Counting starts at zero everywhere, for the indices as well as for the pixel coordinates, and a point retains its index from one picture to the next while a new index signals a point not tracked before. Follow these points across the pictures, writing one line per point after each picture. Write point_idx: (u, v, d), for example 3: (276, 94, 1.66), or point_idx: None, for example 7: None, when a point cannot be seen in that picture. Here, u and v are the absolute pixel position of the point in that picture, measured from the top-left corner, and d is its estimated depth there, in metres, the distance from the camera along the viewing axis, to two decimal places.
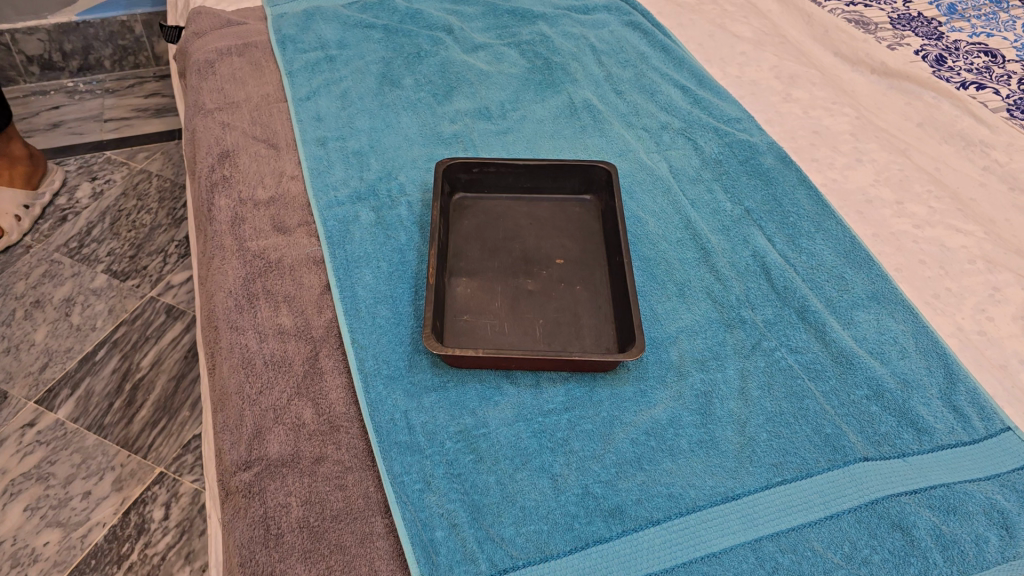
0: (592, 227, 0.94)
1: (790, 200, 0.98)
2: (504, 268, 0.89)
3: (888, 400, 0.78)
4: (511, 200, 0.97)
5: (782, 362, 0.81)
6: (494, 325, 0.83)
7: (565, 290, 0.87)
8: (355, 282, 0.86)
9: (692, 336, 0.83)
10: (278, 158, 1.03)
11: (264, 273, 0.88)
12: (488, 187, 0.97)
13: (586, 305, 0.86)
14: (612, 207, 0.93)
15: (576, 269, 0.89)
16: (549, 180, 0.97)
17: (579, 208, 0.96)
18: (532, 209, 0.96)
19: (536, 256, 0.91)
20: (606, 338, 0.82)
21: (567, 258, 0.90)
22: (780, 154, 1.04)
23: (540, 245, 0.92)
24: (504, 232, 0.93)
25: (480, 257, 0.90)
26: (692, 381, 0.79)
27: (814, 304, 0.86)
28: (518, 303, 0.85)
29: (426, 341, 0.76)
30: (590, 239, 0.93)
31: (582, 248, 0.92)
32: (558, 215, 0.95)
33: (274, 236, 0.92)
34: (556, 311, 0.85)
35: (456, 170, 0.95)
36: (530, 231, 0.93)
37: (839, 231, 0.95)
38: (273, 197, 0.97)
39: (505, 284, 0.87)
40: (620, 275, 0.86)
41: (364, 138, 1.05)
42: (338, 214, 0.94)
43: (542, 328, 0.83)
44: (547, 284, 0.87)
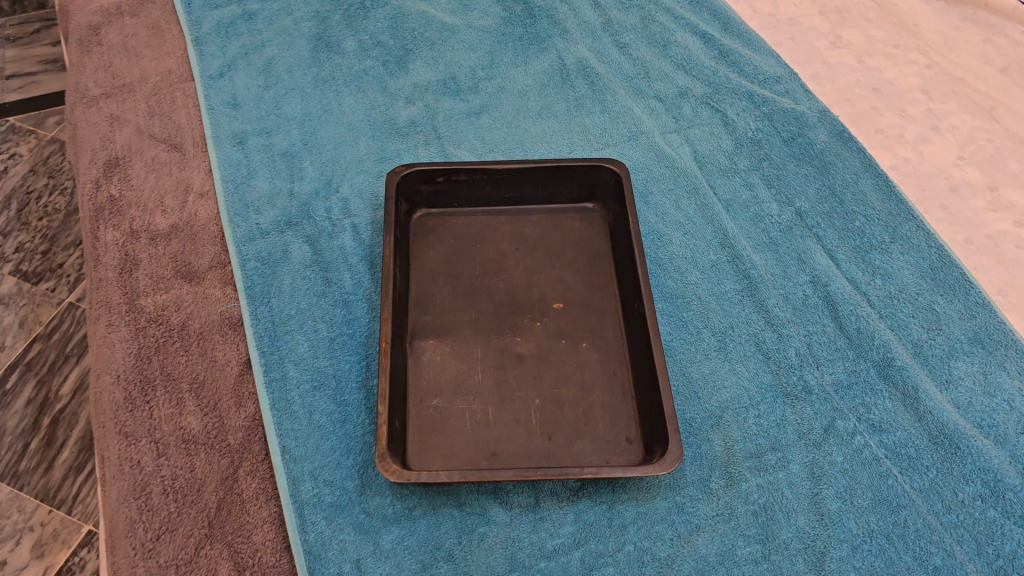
0: (597, 252, 0.71)
1: (854, 195, 0.75)
2: (484, 321, 0.67)
3: (1009, 503, 0.58)
4: (490, 215, 0.74)
5: (864, 453, 0.60)
6: (475, 413, 0.62)
7: (567, 352, 0.65)
8: (285, 358, 0.64)
9: (740, 415, 0.62)
10: (184, 165, 0.78)
11: (163, 348, 0.65)
12: (459, 199, 0.74)
13: (596, 373, 0.64)
14: (623, 225, 0.70)
15: (580, 318, 0.67)
16: (538, 187, 0.73)
17: (579, 222, 0.73)
18: (518, 226, 0.73)
19: (526, 299, 0.68)
20: (625, 426, 0.61)
21: (568, 300, 0.68)
22: (835, 128, 0.80)
23: (531, 283, 0.69)
24: (483, 265, 0.70)
25: (452, 305, 0.68)
26: (746, 489, 0.58)
27: (899, 356, 0.65)
28: (506, 376, 0.64)
29: (380, 465, 0.55)
30: (595, 269, 0.70)
31: (586, 284, 0.69)
32: (553, 234, 0.73)
33: (176, 286, 0.69)
34: (557, 385, 0.63)
35: (415, 182, 0.71)
36: (517, 260, 0.71)
37: (921, 239, 0.72)
38: (176, 227, 0.73)
39: (487, 346, 0.65)
40: (639, 329, 0.64)
41: (294, 131, 0.80)
42: (261, 251, 0.71)
43: (539, 414, 0.62)
44: (543, 344, 0.66)
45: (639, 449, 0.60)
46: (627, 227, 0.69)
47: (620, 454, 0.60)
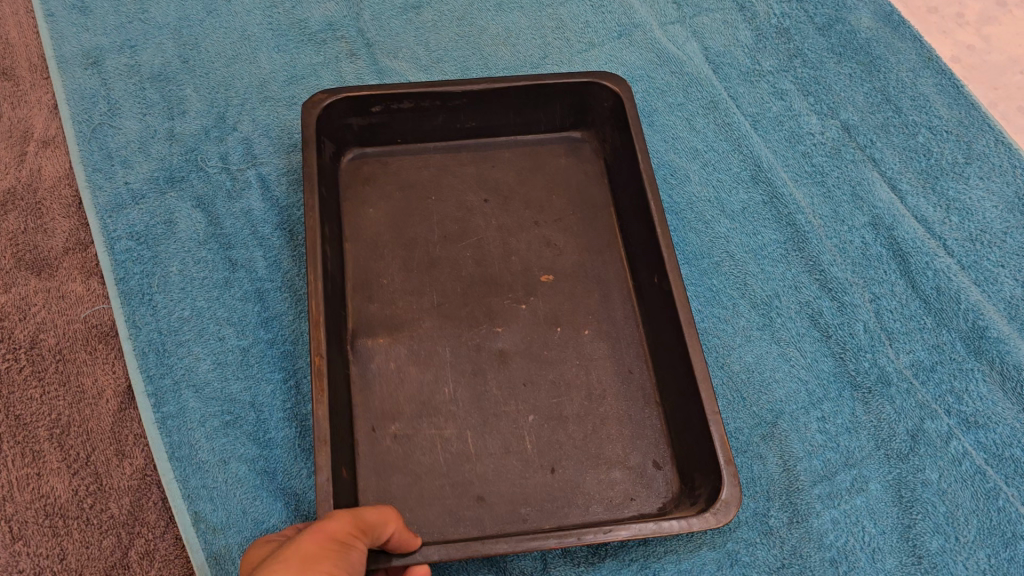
0: (591, 201, 0.54)
1: (913, 99, 0.59)
2: (449, 306, 0.49)
3: None
4: (446, 155, 0.55)
5: (963, 465, 0.46)
6: (449, 442, 0.45)
7: (564, 344, 0.48)
8: (181, 384, 0.46)
9: (800, 421, 0.47)
10: (20, 100, 0.57)
11: (8, 378, 0.47)
12: (402, 134, 0.55)
13: (605, 370, 0.47)
14: (625, 163, 0.53)
15: (577, 295, 0.50)
16: (509, 113, 0.55)
17: (564, 160, 0.55)
18: (485, 169, 0.55)
19: (502, 271, 0.51)
20: (651, 444, 0.45)
21: (558, 270, 0.51)
22: (883, 8, 0.63)
23: (507, 248, 0.52)
24: (441, 227, 0.52)
25: (405, 284, 0.50)
26: (817, 526, 0.44)
27: (993, 325, 0.50)
28: (486, 384, 0.47)
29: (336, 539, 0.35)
30: (590, 224, 0.53)
31: (582, 245, 0.52)
32: (531, 178, 0.55)
33: (20, 283, 0.50)
34: (555, 392, 0.47)
35: (342, 115, 0.52)
36: (486, 218, 0.53)
37: (1002, 156, 0.57)
38: (14, 192, 0.53)
39: (456, 342, 0.48)
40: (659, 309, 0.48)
41: (168, 43, 0.59)
42: (134, 224, 0.51)
43: (535, 437, 0.45)
44: (531, 334, 0.48)
45: (674, 478, 0.44)
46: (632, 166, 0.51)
47: (648, 485, 0.44)
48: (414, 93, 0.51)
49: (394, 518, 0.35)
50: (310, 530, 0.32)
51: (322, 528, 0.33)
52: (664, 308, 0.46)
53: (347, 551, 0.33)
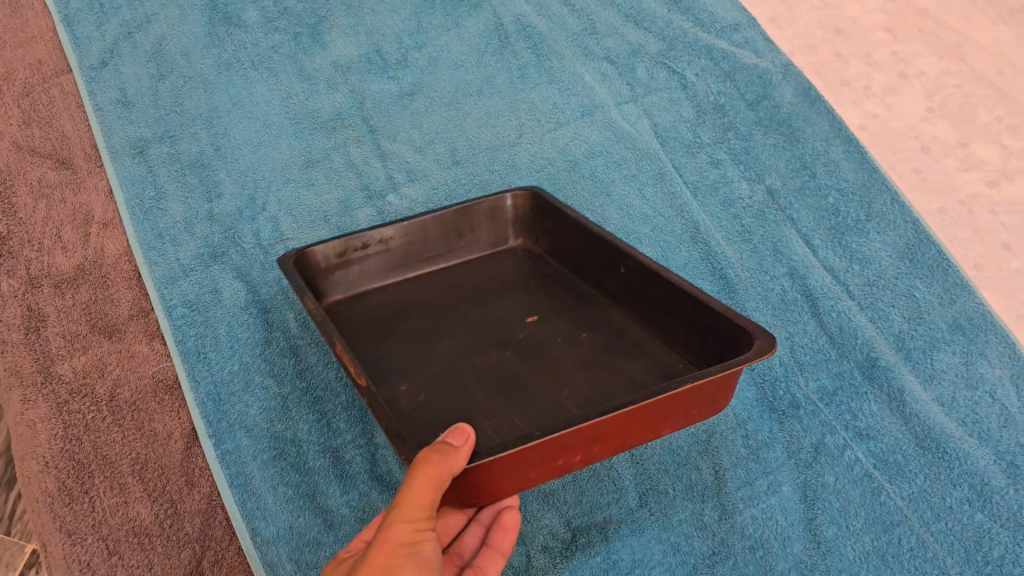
0: (549, 271, 0.62)
1: (825, 165, 0.72)
2: (457, 353, 0.52)
3: (998, 506, 0.57)
4: (407, 283, 0.60)
5: (855, 469, 0.58)
6: (500, 427, 0.46)
7: (570, 346, 0.53)
8: (236, 425, 0.57)
9: (728, 439, 0.60)
10: (78, 186, 0.68)
11: (94, 426, 0.58)
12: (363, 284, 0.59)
13: (614, 352, 0.53)
14: (558, 229, 0.62)
15: (563, 321, 0.56)
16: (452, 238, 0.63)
17: (511, 260, 0.63)
18: (446, 278, 0.61)
19: (494, 324, 0.55)
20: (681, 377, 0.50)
21: (540, 310, 0.57)
22: (802, 85, 0.76)
23: (493, 313, 0.57)
24: (428, 315, 0.57)
25: (410, 353, 0.52)
26: (740, 521, 0.56)
27: (883, 354, 0.63)
28: (515, 383, 0.50)
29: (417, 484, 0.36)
30: (554, 282, 0.60)
31: (555, 299, 0.58)
32: (490, 274, 0.61)
33: (96, 345, 0.61)
34: (581, 371, 0.51)
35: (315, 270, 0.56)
36: (465, 302, 0.58)
37: (896, 214, 0.69)
38: (82, 267, 0.64)
39: (473, 372, 0.51)
40: (637, 293, 0.56)
41: (202, 133, 0.71)
42: (186, 293, 0.62)
43: (576, 400, 0.48)
44: (538, 349, 0.53)
45: None
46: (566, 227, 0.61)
47: None
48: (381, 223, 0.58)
49: (439, 469, 0.36)
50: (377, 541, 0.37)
51: (385, 539, 0.37)
52: (641, 283, 0.54)
53: (421, 532, 0.38)
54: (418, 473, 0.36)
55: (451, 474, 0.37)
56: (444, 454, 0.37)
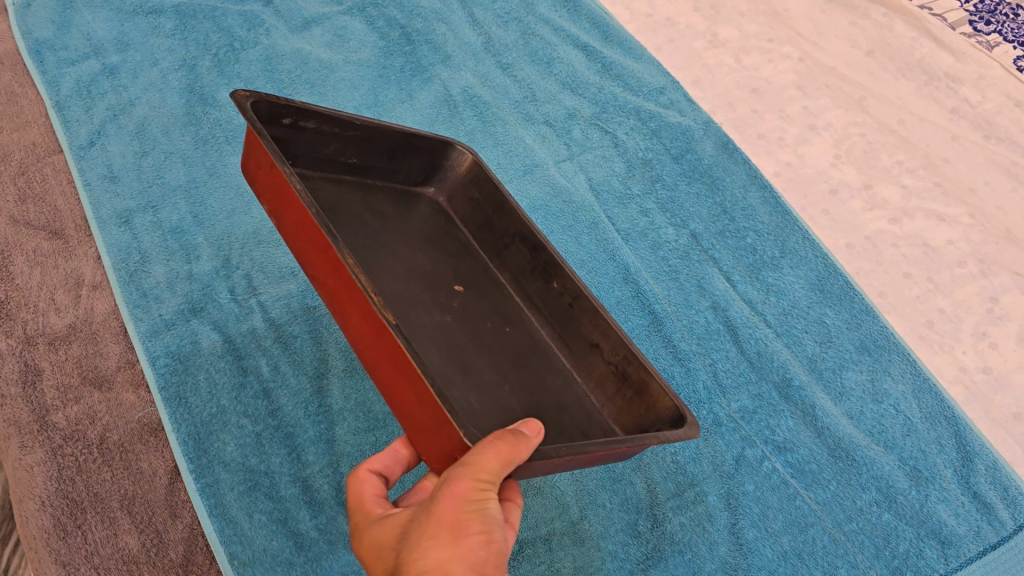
0: (463, 240, 0.64)
1: (744, 210, 0.80)
2: (396, 303, 0.55)
3: (902, 505, 0.64)
4: (334, 186, 0.60)
5: (773, 478, 0.65)
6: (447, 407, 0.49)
7: (497, 335, 0.57)
8: (215, 460, 0.64)
9: (659, 456, 0.66)
10: (70, 254, 0.75)
11: (86, 466, 0.64)
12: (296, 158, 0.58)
13: (536, 355, 0.57)
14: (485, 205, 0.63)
15: (486, 304, 0.59)
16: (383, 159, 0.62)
17: (427, 211, 0.65)
18: (371, 202, 0.61)
19: (424, 281, 0.57)
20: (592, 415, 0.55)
21: (463, 281, 0.60)
22: (720, 139, 0.85)
23: (421, 268, 0.58)
24: (361, 243, 0.57)
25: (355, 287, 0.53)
26: (671, 529, 0.62)
27: (797, 375, 0.70)
28: (460, 357, 0.53)
29: (484, 448, 0.39)
30: (470, 253, 0.63)
31: (474, 271, 0.61)
32: (413, 221, 0.63)
33: (86, 395, 0.67)
34: (511, 367, 0.55)
35: (263, 119, 0.54)
36: (391, 241, 0.59)
37: (807, 250, 0.78)
38: (75, 326, 0.71)
39: (420, 332, 0.53)
40: (558, 303, 0.59)
41: (181, 203, 0.78)
42: (169, 345, 0.69)
43: (517, 398, 0.53)
44: (469, 325, 0.56)
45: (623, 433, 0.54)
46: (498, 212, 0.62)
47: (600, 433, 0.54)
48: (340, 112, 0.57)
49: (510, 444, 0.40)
50: (447, 495, 0.40)
51: (455, 494, 0.39)
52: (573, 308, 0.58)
53: (484, 496, 0.40)
54: (485, 447, 0.39)
55: (520, 457, 0.40)
56: (514, 436, 0.41)
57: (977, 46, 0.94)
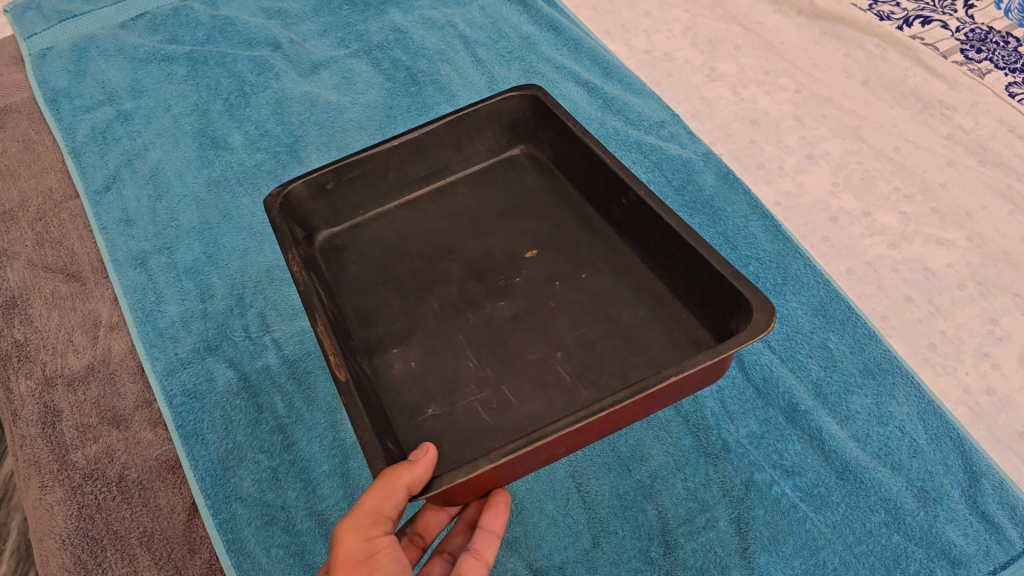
0: (550, 193, 0.71)
1: (745, 239, 0.82)
2: (452, 305, 0.63)
3: (911, 526, 0.64)
4: (408, 211, 0.71)
5: (782, 501, 0.66)
6: (490, 400, 0.57)
7: (566, 291, 0.63)
8: (232, 495, 0.65)
9: (669, 482, 0.68)
10: (87, 296, 0.77)
11: (105, 504, 0.65)
12: (361, 206, 0.70)
13: (614, 293, 0.62)
14: (566, 144, 0.70)
15: (563, 256, 0.65)
16: (451, 152, 0.72)
17: (520, 172, 0.73)
18: (449, 205, 0.71)
19: (490, 264, 0.66)
20: (679, 335, 0.59)
21: (539, 246, 0.67)
22: (721, 170, 0.87)
23: (493, 249, 0.67)
24: (424, 253, 0.67)
25: (405, 305, 0.63)
26: (683, 554, 0.64)
27: (803, 400, 0.71)
28: (502, 348, 0.60)
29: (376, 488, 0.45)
30: (554, 202, 0.69)
31: (555, 223, 0.68)
32: (499, 196, 0.71)
33: (105, 434, 0.69)
34: (572, 327, 0.60)
35: (304, 195, 0.67)
36: (459, 235, 0.68)
37: (809, 276, 0.79)
38: (93, 367, 0.73)
39: (467, 330, 0.61)
40: (639, 229, 0.63)
41: (195, 244, 0.80)
42: (186, 383, 0.71)
43: (570, 364, 0.58)
44: (535, 293, 0.63)
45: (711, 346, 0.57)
46: (576, 154, 0.68)
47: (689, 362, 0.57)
48: (361, 151, 0.67)
49: (394, 483, 0.45)
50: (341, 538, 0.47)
51: (349, 537, 0.46)
52: (641, 216, 0.62)
53: (376, 530, 0.47)
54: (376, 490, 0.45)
55: (403, 487, 0.45)
56: (401, 472, 0.45)
57: (969, 75, 0.95)
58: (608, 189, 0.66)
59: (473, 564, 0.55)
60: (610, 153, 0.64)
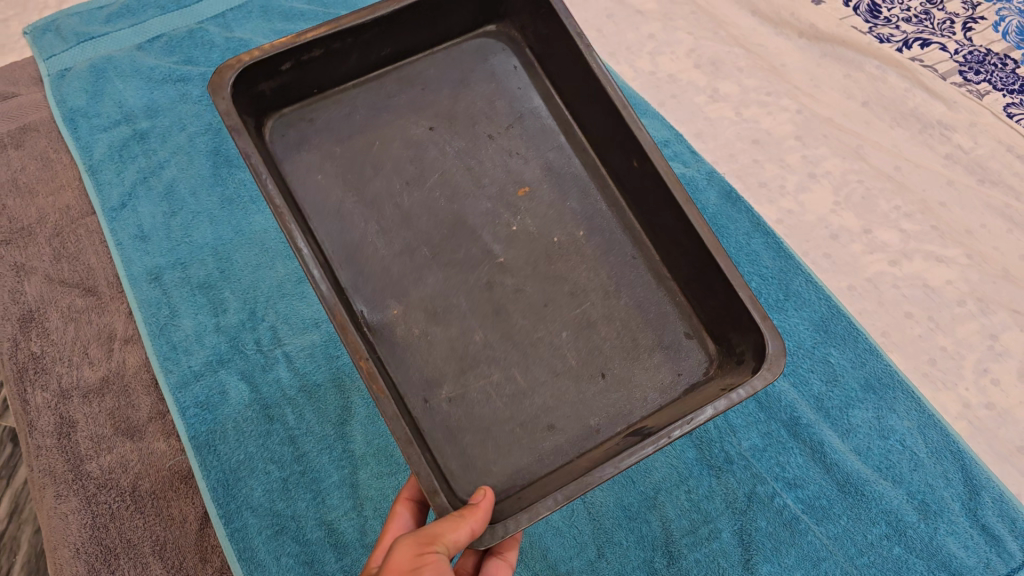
0: (530, 104, 0.68)
1: (748, 255, 0.84)
2: (442, 241, 0.62)
3: (911, 539, 0.67)
4: (371, 94, 0.66)
5: (785, 513, 0.68)
6: (502, 385, 0.57)
7: (564, 251, 0.62)
8: (243, 506, 0.68)
9: (673, 494, 0.69)
10: (103, 310, 0.79)
11: (119, 513, 0.67)
12: (317, 84, 0.64)
13: (614, 259, 0.63)
14: (560, 47, 0.67)
15: (557, 196, 0.65)
16: (423, 31, 0.67)
17: (495, 60, 0.70)
18: (423, 99, 0.67)
19: (481, 196, 0.64)
20: (674, 324, 0.61)
21: (529, 182, 0.65)
22: (723, 189, 0.89)
23: (479, 170, 0.65)
24: (402, 167, 0.64)
25: (392, 238, 0.61)
26: (687, 565, 0.66)
27: (804, 413, 0.73)
28: (505, 321, 0.60)
29: (444, 521, 0.45)
30: (541, 119, 0.68)
31: (541, 145, 0.67)
32: (478, 91, 0.68)
33: (120, 445, 0.70)
34: (572, 303, 0.61)
35: (258, 75, 0.59)
36: (438, 147, 0.65)
37: (810, 292, 0.80)
38: (107, 379, 0.74)
39: (465, 285, 0.60)
40: (642, 193, 0.62)
41: (208, 259, 0.82)
42: (198, 395, 0.73)
43: (573, 351, 0.59)
44: (530, 242, 0.62)
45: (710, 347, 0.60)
46: (577, 79, 0.65)
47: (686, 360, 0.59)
48: (327, 30, 0.60)
49: (465, 522, 0.45)
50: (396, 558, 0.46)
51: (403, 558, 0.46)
52: (646, 182, 0.61)
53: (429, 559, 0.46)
54: (443, 522, 0.45)
55: (471, 527, 0.45)
56: (471, 513, 0.46)
57: (967, 95, 0.96)
58: (613, 134, 0.63)
59: (500, 565, 0.57)
60: (629, 108, 0.60)
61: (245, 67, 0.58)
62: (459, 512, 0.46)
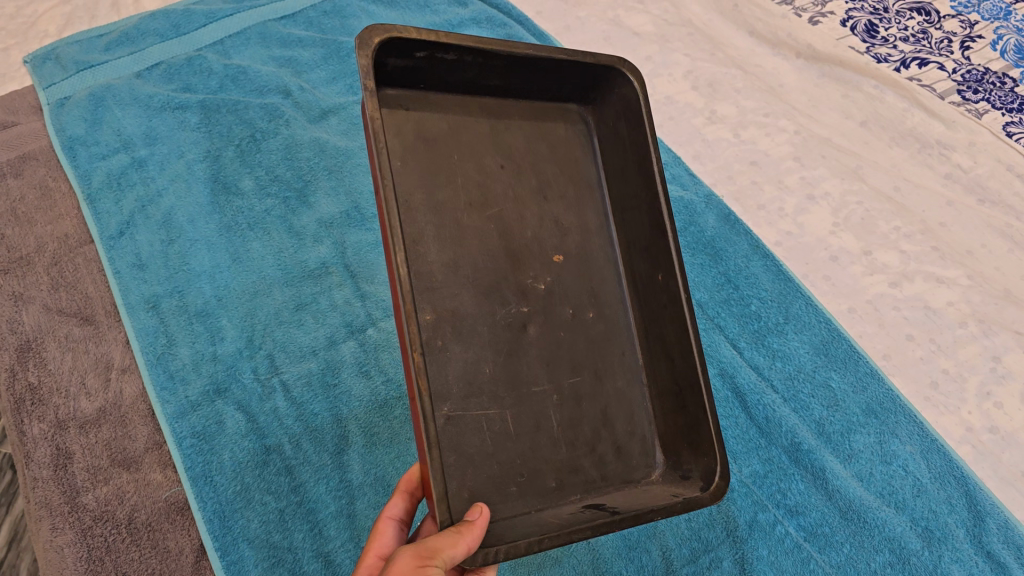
0: (582, 181, 0.68)
1: (747, 279, 0.83)
2: (481, 272, 0.60)
3: (915, 567, 0.67)
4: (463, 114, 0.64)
5: (785, 541, 0.68)
6: (495, 422, 0.57)
7: (573, 322, 0.63)
8: (239, 537, 0.67)
9: (672, 522, 0.69)
10: (100, 339, 0.78)
11: (114, 546, 0.67)
12: (427, 81, 0.62)
13: (611, 352, 0.64)
14: (623, 156, 0.68)
15: (579, 268, 0.65)
16: (534, 79, 0.66)
17: (568, 133, 0.69)
18: (502, 135, 0.65)
19: (520, 241, 0.62)
20: (638, 426, 0.63)
21: (565, 250, 0.64)
22: (722, 212, 0.88)
23: (523, 218, 0.63)
24: (466, 190, 0.62)
25: (441, 251, 0.59)
26: None
27: (805, 439, 0.72)
28: (516, 366, 0.59)
29: (443, 537, 0.45)
30: (586, 201, 0.68)
31: (575, 217, 0.66)
32: (545, 149, 0.67)
33: (117, 476, 0.70)
34: (569, 374, 0.61)
35: (397, 49, 0.57)
36: (499, 185, 0.63)
37: (810, 315, 0.80)
38: (105, 410, 0.74)
39: (490, 322, 0.59)
40: (653, 304, 0.64)
41: (205, 288, 0.82)
42: (195, 426, 0.72)
43: (560, 416, 0.59)
44: (547, 296, 0.62)
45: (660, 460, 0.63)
46: (630, 185, 0.67)
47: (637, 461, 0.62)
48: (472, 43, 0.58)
49: (461, 537, 0.45)
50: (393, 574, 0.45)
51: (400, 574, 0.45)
52: (661, 300, 0.63)
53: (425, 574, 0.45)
54: (440, 537, 0.45)
55: (468, 543, 0.45)
56: (466, 530, 0.46)
57: (966, 114, 0.95)
58: (644, 243, 0.65)
59: None
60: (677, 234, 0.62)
61: (394, 38, 0.55)
62: (455, 529, 0.46)
